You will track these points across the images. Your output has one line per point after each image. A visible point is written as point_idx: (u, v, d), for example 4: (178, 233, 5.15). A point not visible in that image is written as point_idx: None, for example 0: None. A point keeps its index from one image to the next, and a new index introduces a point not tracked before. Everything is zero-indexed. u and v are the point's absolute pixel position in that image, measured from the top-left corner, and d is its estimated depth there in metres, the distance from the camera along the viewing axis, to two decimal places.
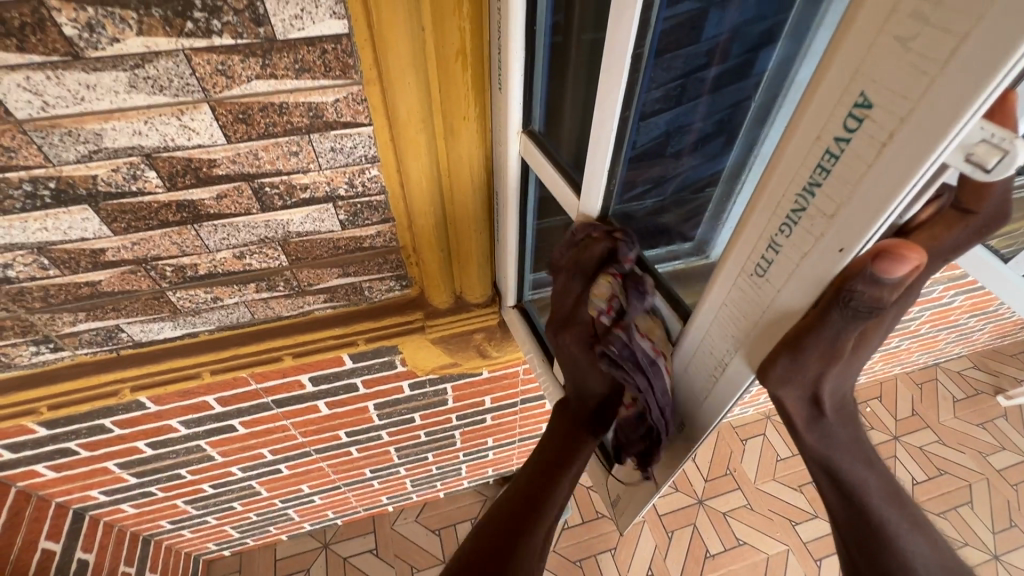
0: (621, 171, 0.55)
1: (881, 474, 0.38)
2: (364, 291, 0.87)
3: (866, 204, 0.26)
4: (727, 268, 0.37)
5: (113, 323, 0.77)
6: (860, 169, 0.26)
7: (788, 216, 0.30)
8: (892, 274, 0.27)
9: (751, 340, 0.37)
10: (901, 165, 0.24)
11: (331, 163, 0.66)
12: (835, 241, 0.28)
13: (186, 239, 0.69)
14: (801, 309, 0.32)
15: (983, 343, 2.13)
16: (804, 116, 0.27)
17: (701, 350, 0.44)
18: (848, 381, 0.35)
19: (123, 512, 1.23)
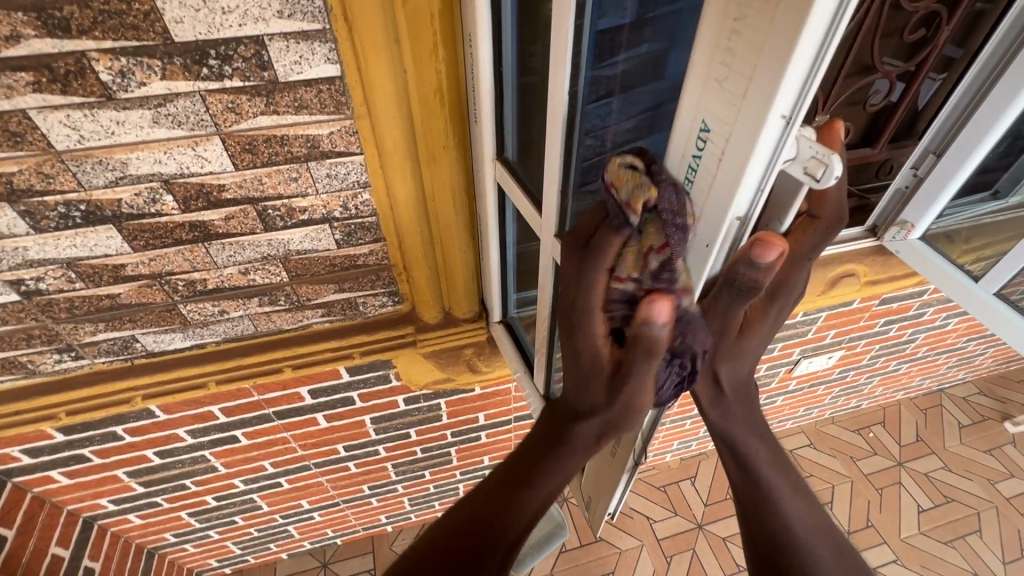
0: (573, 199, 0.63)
1: (774, 450, 0.50)
2: (359, 306, 0.93)
3: (716, 206, 0.35)
4: None
5: (129, 333, 0.84)
6: (710, 179, 0.34)
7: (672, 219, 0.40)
8: (765, 260, 0.35)
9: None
10: (732, 174, 0.32)
11: (327, 187, 0.73)
12: (704, 237, 0.37)
13: (197, 256, 0.77)
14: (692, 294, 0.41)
15: (988, 368, 2.11)
16: (675, 140, 0.37)
17: None
18: (738, 368, 0.47)
19: (130, 522, 1.28)
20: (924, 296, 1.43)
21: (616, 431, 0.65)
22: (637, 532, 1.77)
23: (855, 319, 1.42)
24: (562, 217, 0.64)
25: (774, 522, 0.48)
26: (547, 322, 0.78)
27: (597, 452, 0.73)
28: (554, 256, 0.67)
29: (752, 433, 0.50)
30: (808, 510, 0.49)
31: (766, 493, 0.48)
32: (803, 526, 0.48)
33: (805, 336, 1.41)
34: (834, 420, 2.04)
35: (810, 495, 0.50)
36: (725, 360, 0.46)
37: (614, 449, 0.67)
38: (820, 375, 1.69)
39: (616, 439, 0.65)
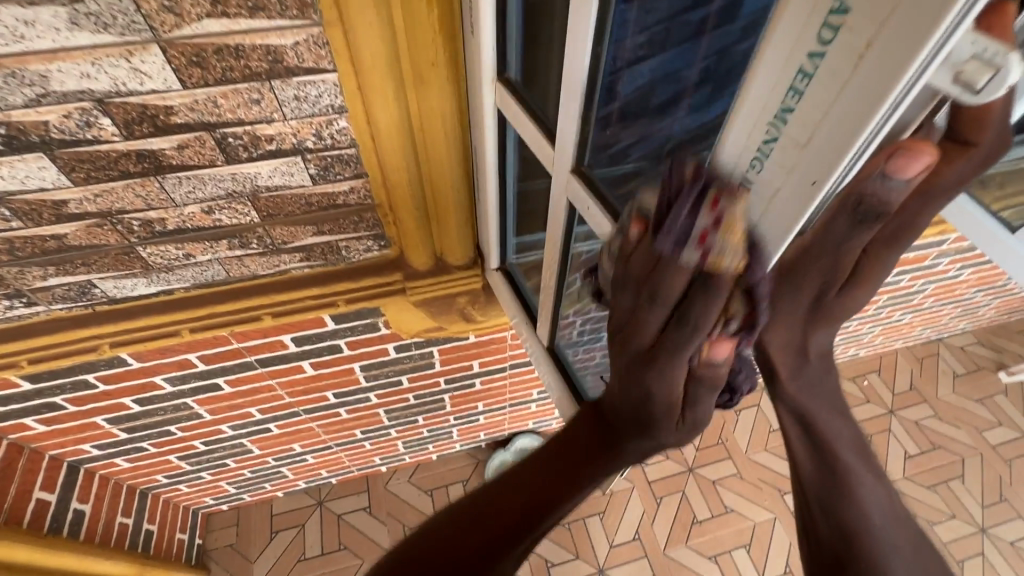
0: (594, 130, 0.53)
1: (854, 433, 0.43)
2: (341, 250, 0.84)
3: (841, 130, 0.24)
4: None
5: (85, 278, 0.76)
6: (836, 91, 0.23)
7: (758, 150, 0.28)
8: (904, 174, 0.25)
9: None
10: (878, 80, 0.21)
11: (296, 112, 0.63)
12: (806, 174, 0.26)
13: (150, 192, 0.67)
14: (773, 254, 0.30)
15: (990, 319, 2.09)
16: (779, 31, 0.25)
17: None
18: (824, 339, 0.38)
19: (118, 466, 1.25)
20: (942, 245, 1.35)
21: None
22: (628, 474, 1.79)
23: None
24: (581, 149, 0.54)
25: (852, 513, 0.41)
26: (557, 269, 0.70)
27: None
28: (568, 195, 0.58)
29: (835, 409, 0.42)
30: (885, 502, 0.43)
31: (844, 478, 0.41)
32: (881, 516, 0.42)
33: None
34: None
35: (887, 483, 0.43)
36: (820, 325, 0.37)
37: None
38: None
39: None
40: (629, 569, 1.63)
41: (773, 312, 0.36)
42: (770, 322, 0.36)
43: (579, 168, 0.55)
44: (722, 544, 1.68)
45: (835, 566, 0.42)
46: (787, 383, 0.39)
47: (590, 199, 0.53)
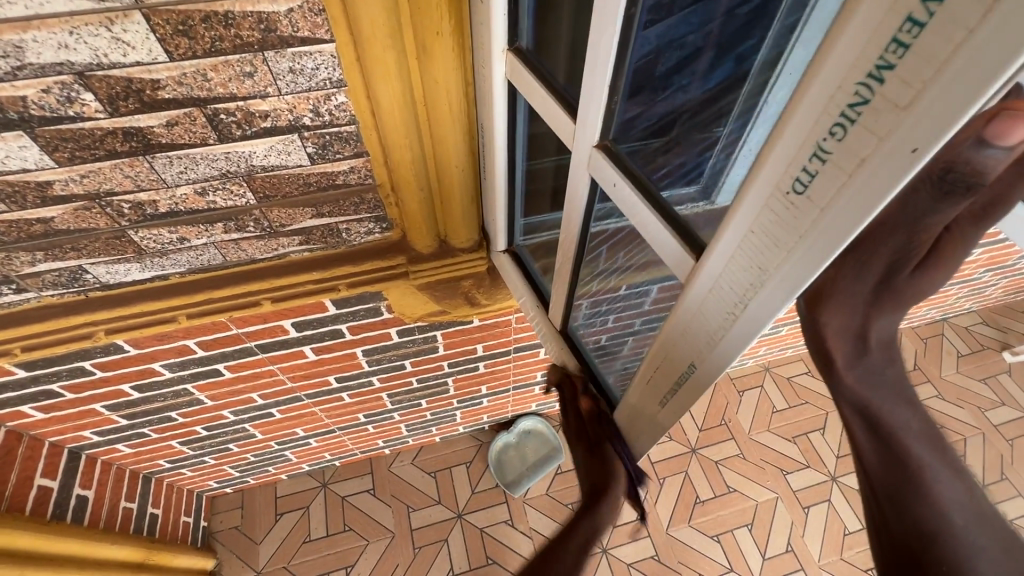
0: (620, 100, 0.48)
1: (924, 421, 0.42)
2: (341, 232, 0.81)
3: (950, 91, 0.20)
4: (759, 184, 0.32)
5: (76, 264, 0.73)
6: (952, 44, 0.20)
7: (843, 113, 0.25)
8: (1007, 136, 0.24)
9: (783, 271, 0.33)
10: (1005, 37, 0.18)
11: (291, 87, 0.59)
12: (904, 140, 0.23)
13: (139, 172, 0.63)
14: (852, 231, 0.27)
15: (995, 298, 2.07)
16: None
17: (721, 284, 0.39)
18: (892, 324, 0.38)
19: (120, 451, 1.24)
20: None
21: (670, 384, 0.53)
22: None
23: None
24: (609, 122, 0.49)
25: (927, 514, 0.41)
26: (574, 250, 0.67)
27: (633, 397, 0.64)
28: (589, 172, 0.54)
29: (903, 402, 0.41)
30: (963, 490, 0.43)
31: (917, 473, 0.41)
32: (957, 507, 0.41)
33: None
34: None
35: (962, 469, 0.43)
36: (887, 309, 0.37)
37: (658, 398, 0.57)
38: None
39: (667, 391, 0.54)
40: (632, 548, 1.64)
41: (830, 287, 0.36)
42: (828, 300, 0.37)
43: (605, 144, 0.51)
44: (725, 524, 1.69)
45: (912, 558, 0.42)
46: (844, 374, 0.39)
47: (619, 176, 0.49)
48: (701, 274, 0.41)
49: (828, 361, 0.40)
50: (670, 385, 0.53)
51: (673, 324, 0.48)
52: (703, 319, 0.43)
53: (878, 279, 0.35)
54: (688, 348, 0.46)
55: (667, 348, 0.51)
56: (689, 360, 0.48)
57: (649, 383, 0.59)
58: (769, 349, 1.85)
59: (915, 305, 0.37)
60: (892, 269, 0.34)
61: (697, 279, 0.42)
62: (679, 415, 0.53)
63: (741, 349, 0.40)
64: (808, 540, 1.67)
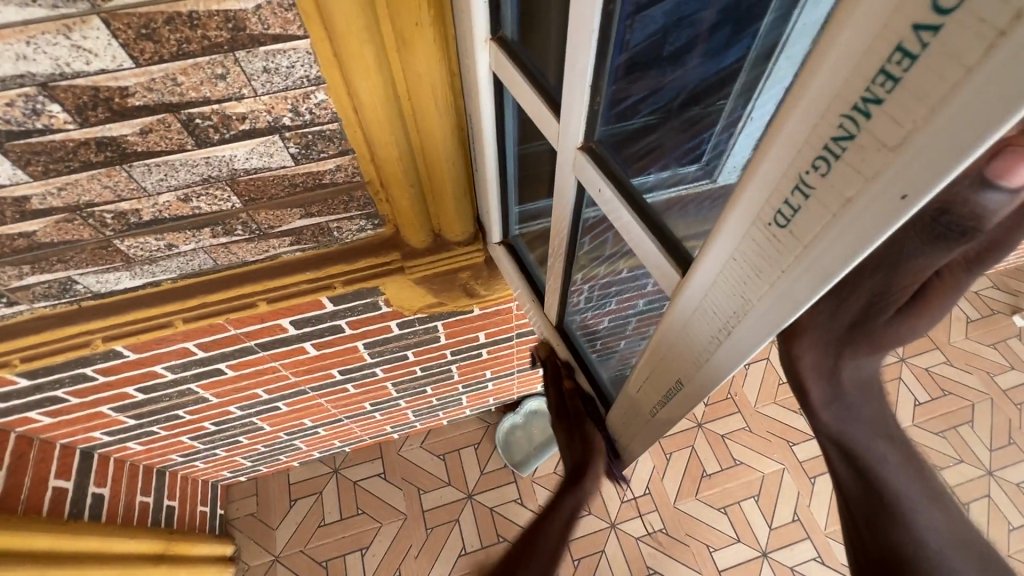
0: (607, 85, 0.44)
1: (906, 450, 0.41)
2: (333, 231, 0.79)
3: (945, 136, 0.18)
4: (736, 212, 0.29)
5: (64, 275, 0.71)
6: (949, 82, 0.17)
7: (826, 146, 0.22)
8: (1013, 179, 0.21)
9: (767, 303, 0.30)
10: (1013, 82, 0.15)
11: (267, 86, 0.56)
12: (893, 185, 0.20)
13: (118, 181, 0.61)
14: (836, 272, 0.25)
15: (1008, 262, 2.03)
16: None
17: (704, 307, 0.37)
18: (868, 366, 0.36)
19: (131, 449, 1.26)
20: None
21: (658, 396, 0.51)
22: None
23: None
24: (592, 122, 0.47)
25: (904, 542, 0.41)
26: (567, 241, 0.64)
27: (624, 402, 0.62)
28: (575, 172, 0.51)
29: (880, 433, 0.40)
30: (940, 514, 0.41)
31: (895, 501, 0.40)
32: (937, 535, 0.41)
33: None
34: None
35: (940, 493, 0.42)
36: (862, 350, 0.35)
37: (648, 407, 0.55)
38: None
39: (656, 404, 0.53)
40: (640, 522, 1.67)
41: (806, 324, 0.34)
42: (801, 336, 0.34)
43: (589, 144, 0.48)
44: (732, 496, 1.71)
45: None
46: (820, 413, 0.38)
47: (603, 179, 0.47)
48: (684, 295, 0.39)
49: (802, 399, 0.38)
50: (659, 398, 0.52)
51: (657, 339, 0.46)
52: (688, 338, 0.41)
53: (854, 318, 0.33)
54: (677, 366, 0.44)
55: (654, 362, 0.49)
56: (675, 375, 0.46)
57: (638, 394, 0.58)
58: None
59: (893, 349, 0.35)
60: (869, 311, 0.32)
61: (680, 298, 0.39)
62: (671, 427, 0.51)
63: (727, 371, 0.38)
64: (814, 509, 1.68)
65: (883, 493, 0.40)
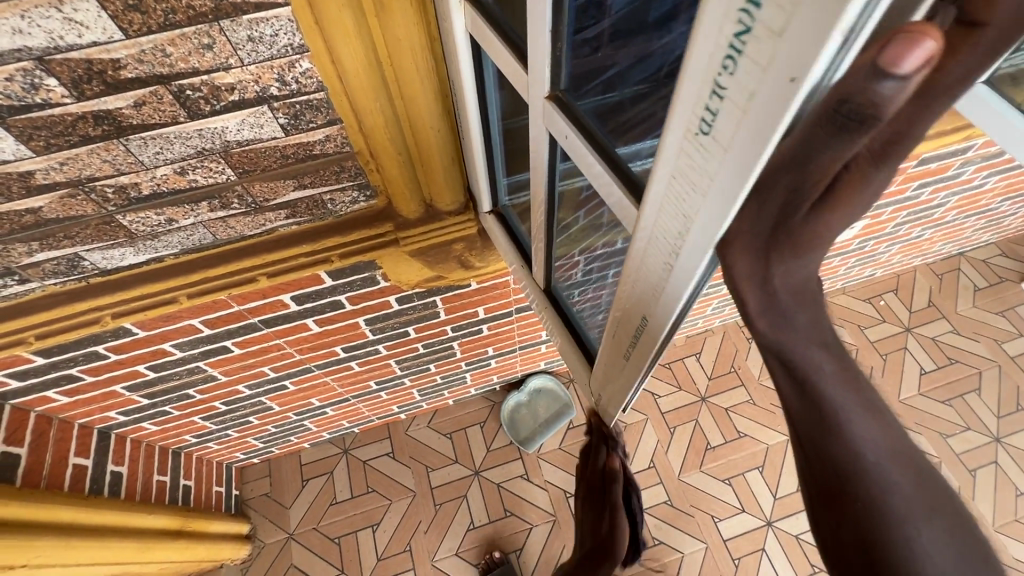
0: (568, 32, 0.45)
1: (841, 360, 0.39)
2: (327, 203, 0.81)
3: (817, 9, 0.19)
4: (671, 128, 0.31)
5: (71, 251, 0.75)
6: None
7: (730, 44, 0.24)
8: (901, 65, 0.20)
9: (701, 215, 0.32)
10: None
11: (253, 56, 0.58)
12: (786, 67, 0.21)
13: (117, 155, 0.64)
14: (752, 170, 0.27)
15: (1016, 229, 2.00)
16: None
17: (656, 235, 0.38)
18: (802, 266, 0.33)
19: (146, 429, 1.31)
20: (968, 153, 1.29)
21: (629, 338, 0.53)
22: (642, 407, 1.83)
23: None
24: (556, 70, 0.48)
25: (842, 454, 0.40)
26: (545, 215, 0.68)
27: (603, 357, 0.65)
28: (546, 124, 0.53)
29: (814, 342, 0.38)
30: (876, 425, 0.40)
31: (833, 416, 0.39)
32: (873, 446, 0.40)
33: None
34: (845, 290, 2.00)
35: (877, 406, 0.41)
36: (788, 249, 0.32)
37: (621, 358, 0.58)
38: (838, 248, 1.62)
39: (628, 346, 0.54)
40: (645, 494, 1.69)
41: (731, 233, 0.32)
42: (729, 245, 0.32)
43: (556, 93, 0.49)
44: (736, 467, 1.72)
45: (832, 493, 0.42)
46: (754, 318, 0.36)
47: (569, 127, 0.48)
48: (638, 226, 0.40)
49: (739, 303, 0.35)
50: (630, 340, 0.53)
51: (622, 281, 0.48)
52: (647, 271, 0.42)
53: (773, 218, 0.30)
54: (640, 302, 0.46)
55: (622, 306, 0.51)
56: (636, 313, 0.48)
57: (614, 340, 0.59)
58: None
59: (824, 247, 0.31)
60: (788, 204, 0.29)
61: (636, 230, 0.41)
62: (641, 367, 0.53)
63: (678, 296, 0.40)
64: None
65: (825, 407, 0.39)
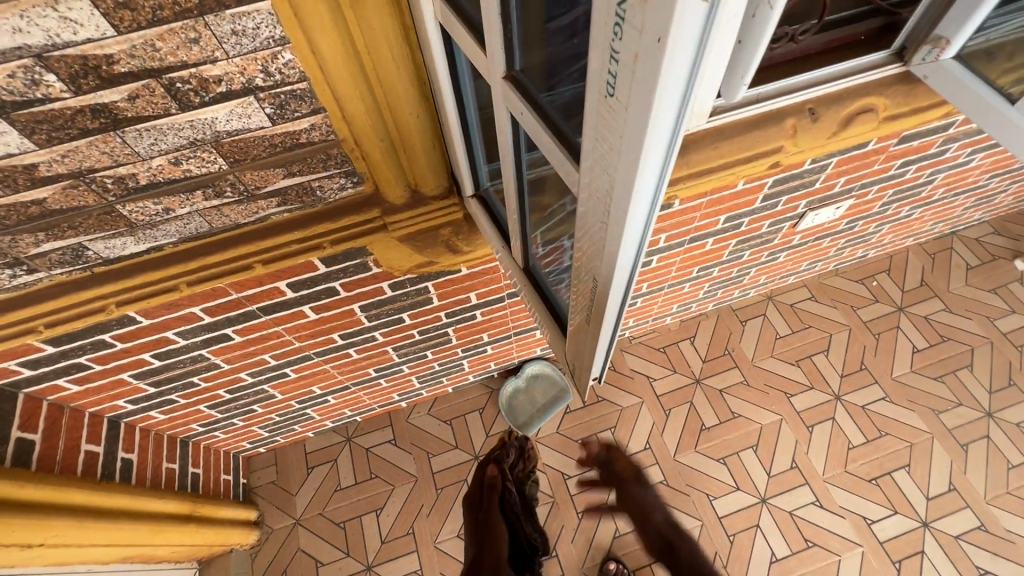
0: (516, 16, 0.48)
1: None
2: (315, 190, 0.85)
3: None
4: (591, 91, 0.35)
5: (75, 241, 0.79)
6: None
7: (617, 10, 0.28)
8: None
9: (619, 171, 0.36)
10: None
11: (237, 48, 0.61)
12: (654, 31, 0.26)
13: (114, 147, 0.68)
14: (645, 125, 0.31)
15: (1007, 206, 2.01)
16: None
17: (593, 193, 0.43)
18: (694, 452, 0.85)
19: (155, 418, 1.36)
20: (949, 130, 1.31)
21: (589, 294, 0.58)
22: (637, 390, 1.86)
23: (869, 162, 1.32)
24: (509, 52, 0.51)
25: None
26: (515, 191, 0.71)
27: (577, 324, 0.70)
28: (506, 105, 0.56)
29: None
30: None
31: None
32: None
33: (812, 186, 1.35)
34: (838, 272, 2.02)
35: None
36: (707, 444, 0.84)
37: (591, 321, 0.63)
38: (826, 229, 1.64)
39: (589, 301, 0.59)
40: (641, 475, 1.73)
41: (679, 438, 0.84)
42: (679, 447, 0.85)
43: (511, 75, 0.53)
44: (730, 447, 1.75)
45: None
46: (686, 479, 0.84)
47: (523, 105, 0.52)
48: (579, 187, 0.45)
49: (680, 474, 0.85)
50: (590, 295, 0.58)
51: (580, 242, 0.53)
52: (592, 228, 0.47)
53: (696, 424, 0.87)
54: (593, 259, 0.50)
55: (582, 267, 0.56)
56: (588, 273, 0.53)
57: (580, 300, 0.64)
58: (768, 277, 1.86)
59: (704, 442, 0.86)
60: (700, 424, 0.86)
61: (580, 192, 0.45)
62: (602, 321, 0.58)
63: (618, 251, 0.44)
64: (812, 456, 1.72)
65: None
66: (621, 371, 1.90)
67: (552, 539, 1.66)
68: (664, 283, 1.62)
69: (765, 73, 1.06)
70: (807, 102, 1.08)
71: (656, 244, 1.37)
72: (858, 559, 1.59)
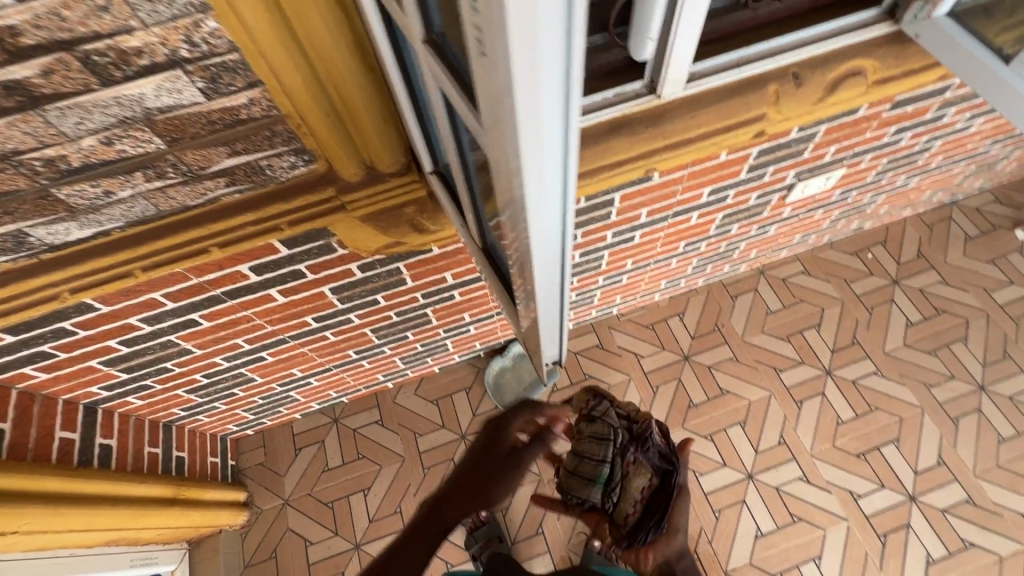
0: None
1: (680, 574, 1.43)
2: (265, 169, 0.81)
3: None
4: (468, 51, 0.35)
5: (14, 228, 0.76)
6: None
7: None
8: None
9: (510, 129, 0.35)
10: None
11: (155, 17, 0.57)
12: None
13: (36, 127, 0.64)
14: (513, 82, 0.30)
15: (1010, 173, 1.94)
16: None
17: (495, 158, 0.42)
18: None
19: (133, 404, 1.35)
20: (946, 94, 1.24)
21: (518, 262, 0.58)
22: (625, 367, 1.84)
23: (861, 129, 1.26)
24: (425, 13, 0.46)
25: None
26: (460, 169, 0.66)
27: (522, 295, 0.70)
28: (432, 74, 0.52)
29: None
30: None
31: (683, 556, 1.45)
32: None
33: (801, 156, 1.29)
34: (832, 244, 1.97)
35: None
36: None
37: (529, 289, 0.63)
38: (818, 200, 1.58)
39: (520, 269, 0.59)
40: None
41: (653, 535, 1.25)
42: None
43: (432, 39, 0.49)
44: (718, 424, 1.74)
45: None
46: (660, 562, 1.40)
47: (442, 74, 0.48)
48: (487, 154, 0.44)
49: None
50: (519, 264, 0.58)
51: (499, 216, 0.51)
52: (504, 197, 0.47)
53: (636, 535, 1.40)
54: (512, 227, 0.50)
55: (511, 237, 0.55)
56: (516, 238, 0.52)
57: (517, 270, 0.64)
58: (759, 251, 1.82)
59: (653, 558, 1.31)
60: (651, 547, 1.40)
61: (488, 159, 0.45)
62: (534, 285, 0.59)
63: (530, 216, 0.44)
64: (800, 432, 1.71)
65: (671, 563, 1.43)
66: (609, 348, 1.87)
67: (538, 517, 1.67)
68: (650, 259, 1.58)
69: (746, 35, 1.00)
70: (791, 66, 1.02)
71: (637, 219, 1.32)
72: (843, 533, 1.59)
